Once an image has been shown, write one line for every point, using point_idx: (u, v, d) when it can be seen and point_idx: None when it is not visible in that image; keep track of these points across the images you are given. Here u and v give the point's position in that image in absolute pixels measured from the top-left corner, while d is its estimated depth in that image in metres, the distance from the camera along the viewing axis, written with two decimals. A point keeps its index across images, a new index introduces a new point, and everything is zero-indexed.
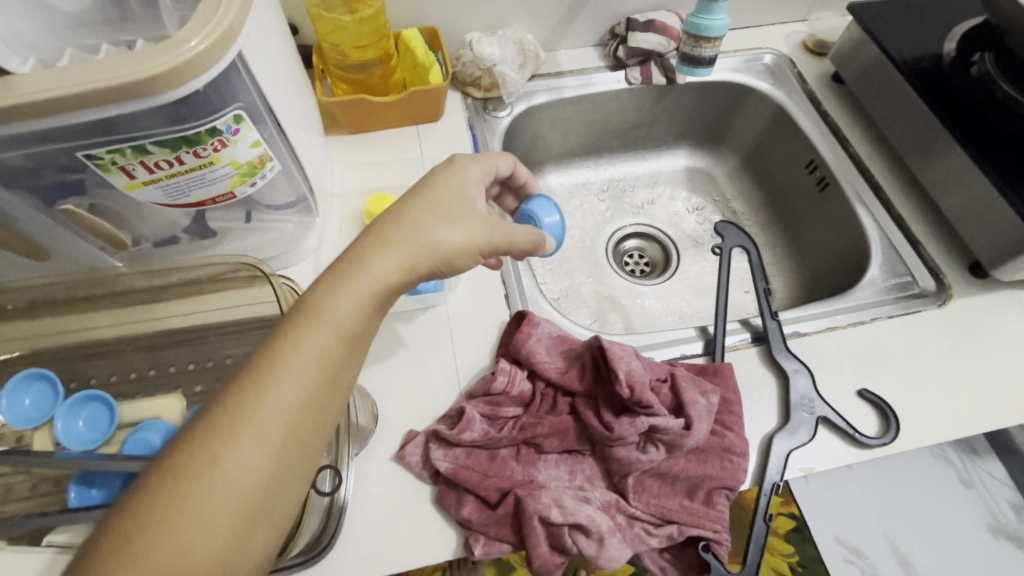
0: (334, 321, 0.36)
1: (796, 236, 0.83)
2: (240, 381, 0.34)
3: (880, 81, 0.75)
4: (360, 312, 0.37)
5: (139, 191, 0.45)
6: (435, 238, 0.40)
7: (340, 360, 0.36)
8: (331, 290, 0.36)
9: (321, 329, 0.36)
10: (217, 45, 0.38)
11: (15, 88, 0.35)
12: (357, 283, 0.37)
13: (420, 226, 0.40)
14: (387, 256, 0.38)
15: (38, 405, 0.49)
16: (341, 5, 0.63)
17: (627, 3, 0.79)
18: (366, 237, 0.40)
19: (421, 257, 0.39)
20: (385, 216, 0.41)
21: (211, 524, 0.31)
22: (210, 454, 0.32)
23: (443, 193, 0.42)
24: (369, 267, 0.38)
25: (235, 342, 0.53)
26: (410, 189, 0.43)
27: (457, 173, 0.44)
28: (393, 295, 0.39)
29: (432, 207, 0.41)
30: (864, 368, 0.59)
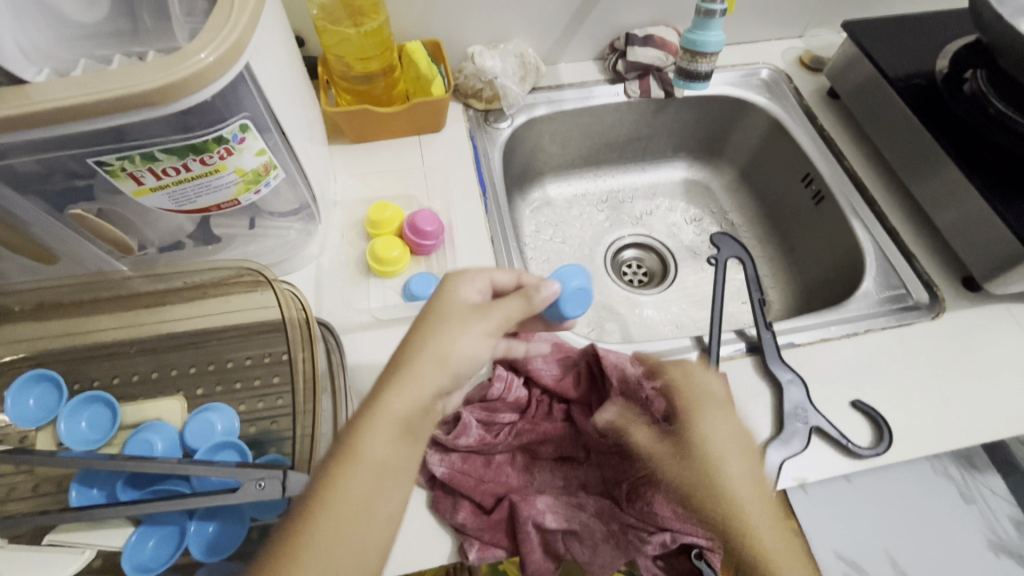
0: (370, 459, 0.37)
1: (792, 248, 0.84)
2: (284, 534, 0.35)
3: (874, 97, 0.76)
4: (391, 445, 0.38)
5: (146, 197, 0.46)
6: (449, 358, 0.40)
7: (386, 490, 0.37)
8: (357, 432, 0.38)
9: (356, 472, 0.37)
10: (226, 57, 0.39)
11: (30, 97, 0.36)
12: (381, 421, 0.38)
13: (435, 351, 0.40)
14: (408, 388, 0.39)
15: (43, 406, 0.50)
16: (346, 18, 0.64)
17: (627, 18, 0.81)
18: (384, 374, 0.40)
19: (441, 383, 0.40)
20: (403, 345, 0.41)
21: None
22: None
23: (448, 311, 0.42)
24: (391, 401, 0.38)
25: (238, 345, 0.54)
26: (421, 311, 0.43)
27: (456, 287, 0.44)
28: (422, 421, 0.39)
29: (443, 327, 0.41)
30: (858, 378, 0.60)
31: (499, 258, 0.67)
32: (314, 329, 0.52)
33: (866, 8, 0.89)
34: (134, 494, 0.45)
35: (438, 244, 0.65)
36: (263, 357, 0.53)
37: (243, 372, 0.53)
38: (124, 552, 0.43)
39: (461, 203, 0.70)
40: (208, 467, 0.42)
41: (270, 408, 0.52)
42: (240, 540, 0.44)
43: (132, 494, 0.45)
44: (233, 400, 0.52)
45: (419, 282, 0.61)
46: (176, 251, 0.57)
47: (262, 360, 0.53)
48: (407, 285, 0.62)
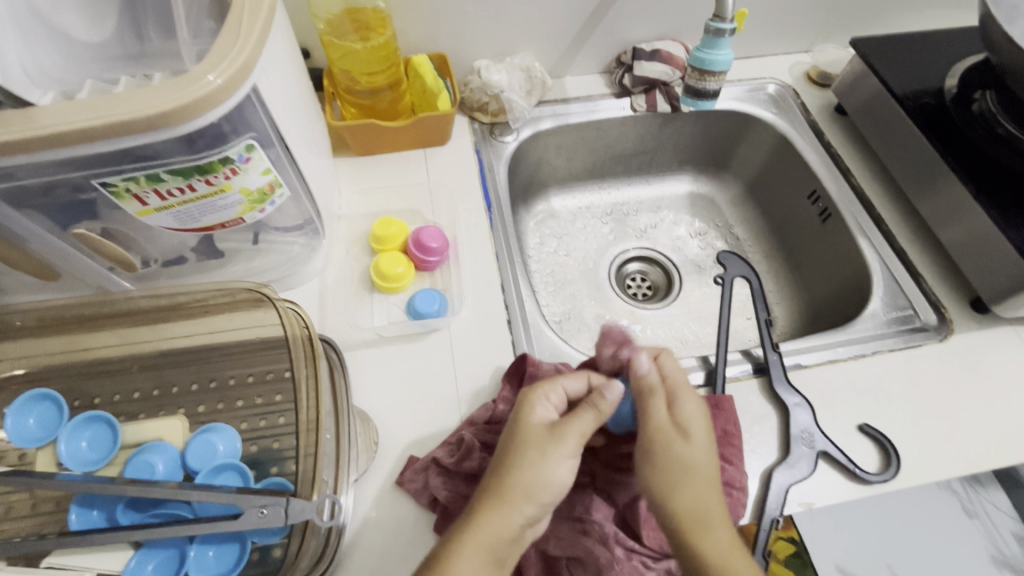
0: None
1: (798, 265, 0.84)
2: None
3: (881, 114, 0.76)
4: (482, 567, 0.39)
5: (151, 216, 0.46)
6: (536, 486, 0.42)
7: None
8: (450, 557, 0.39)
9: None
10: (233, 80, 0.39)
11: (37, 121, 0.36)
12: (472, 546, 0.39)
13: (530, 479, 0.42)
14: (504, 513, 0.41)
15: (43, 425, 0.49)
16: (353, 33, 0.64)
17: (634, 32, 0.81)
18: (474, 501, 0.42)
19: (531, 510, 0.42)
20: (495, 468, 0.43)
21: None
22: None
23: (531, 435, 0.44)
24: (483, 528, 0.40)
25: (241, 363, 0.53)
26: (504, 434, 0.45)
27: (536, 408, 0.46)
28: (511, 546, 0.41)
29: (534, 455, 0.43)
30: (864, 400, 0.59)
31: (504, 274, 0.66)
32: (317, 347, 0.50)
33: (874, 24, 0.89)
34: (134, 517, 0.44)
35: (443, 260, 0.65)
36: (266, 375, 0.53)
37: (246, 390, 0.53)
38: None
39: (466, 218, 0.70)
40: (209, 492, 0.41)
41: (272, 428, 0.51)
42: (240, 566, 0.44)
43: (133, 517, 0.44)
44: (235, 419, 0.52)
45: (423, 300, 0.60)
46: (179, 267, 0.57)
47: (264, 378, 0.53)
48: (411, 301, 0.61)
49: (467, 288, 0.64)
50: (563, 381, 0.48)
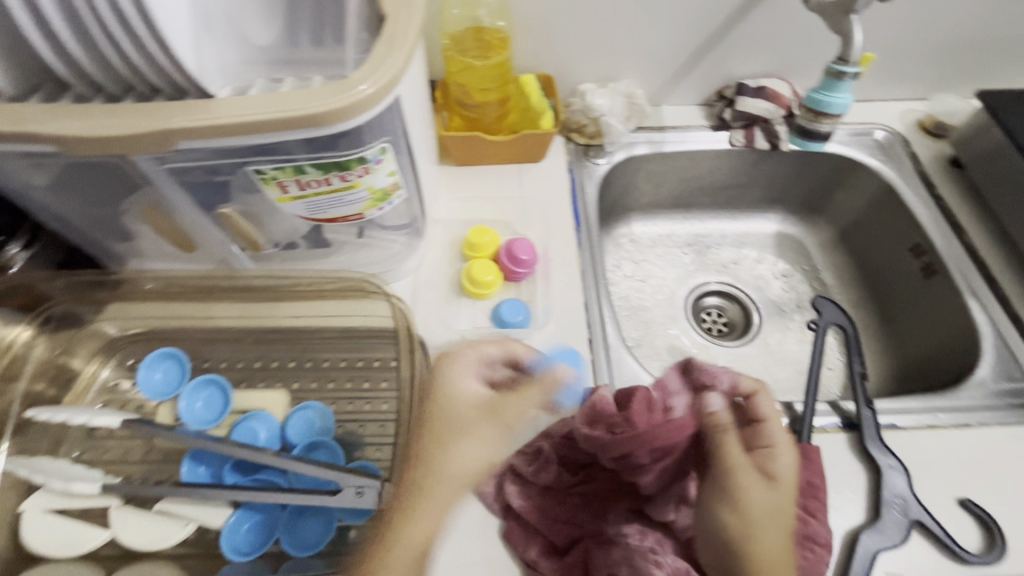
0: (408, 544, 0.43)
1: (891, 319, 0.79)
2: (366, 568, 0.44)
3: (1004, 171, 0.72)
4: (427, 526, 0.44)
5: (287, 204, 0.50)
6: (453, 460, 0.46)
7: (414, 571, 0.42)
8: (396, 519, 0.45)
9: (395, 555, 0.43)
10: (384, 87, 0.42)
11: (216, 112, 0.41)
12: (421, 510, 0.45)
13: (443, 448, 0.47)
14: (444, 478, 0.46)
15: (167, 380, 0.55)
16: (476, 50, 0.68)
17: (741, 68, 0.81)
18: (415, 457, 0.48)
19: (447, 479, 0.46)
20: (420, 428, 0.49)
21: None
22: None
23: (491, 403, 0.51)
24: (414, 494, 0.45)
25: (339, 346, 0.57)
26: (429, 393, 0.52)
27: (457, 371, 0.52)
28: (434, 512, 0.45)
29: (442, 427, 0.48)
30: (966, 473, 0.55)
31: (588, 293, 0.67)
32: (416, 341, 0.53)
33: (1000, 77, 0.84)
34: (238, 478, 0.48)
35: (530, 273, 0.67)
36: (363, 362, 0.56)
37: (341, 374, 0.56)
38: (223, 532, 0.46)
39: (556, 235, 0.71)
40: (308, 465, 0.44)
41: (363, 413, 0.54)
42: (326, 541, 0.46)
43: (237, 477, 0.48)
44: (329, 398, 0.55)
45: (508, 309, 0.62)
46: (291, 251, 0.61)
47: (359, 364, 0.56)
48: (497, 309, 0.63)
49: (552, 303, 0.66)
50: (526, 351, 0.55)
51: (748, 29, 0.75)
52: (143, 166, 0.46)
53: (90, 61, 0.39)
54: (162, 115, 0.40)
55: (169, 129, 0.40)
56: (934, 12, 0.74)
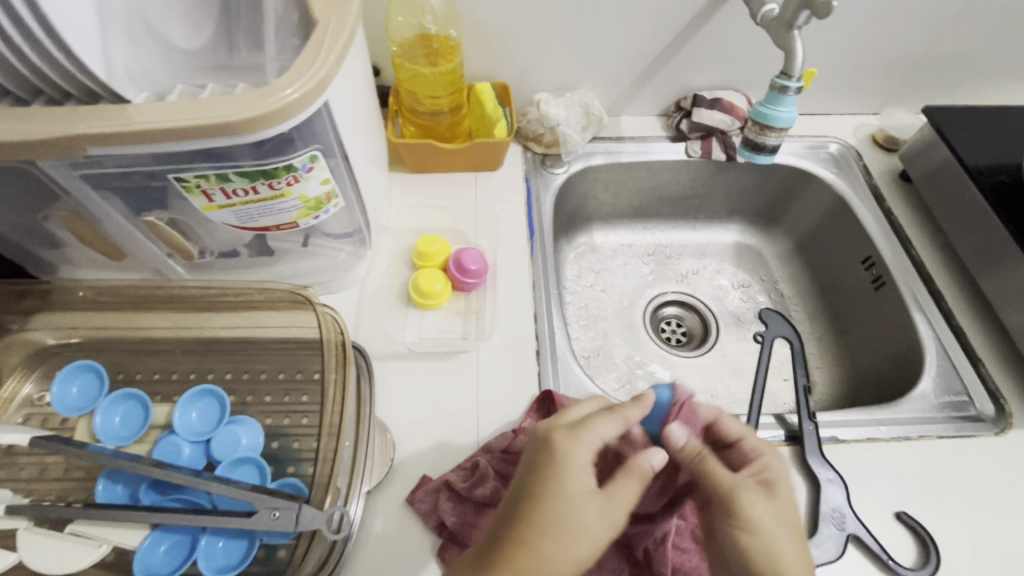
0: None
1: (844, 331, 0.80)
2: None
3: (948, 186, 0.73)
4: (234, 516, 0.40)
5: (215, 212, 0.48)
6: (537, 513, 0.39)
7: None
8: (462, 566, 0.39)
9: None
10: (309, 95, 0.41)
11: (129, 117, 0.39)
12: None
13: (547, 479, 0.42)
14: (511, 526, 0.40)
15: (85, 395, 0.53)
16: (423, 58, 0.67)
17: (697, 80, 0.81)
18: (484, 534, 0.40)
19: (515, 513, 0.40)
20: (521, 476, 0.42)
21: None
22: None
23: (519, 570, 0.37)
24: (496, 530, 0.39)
25: (273, 356, 0.56)
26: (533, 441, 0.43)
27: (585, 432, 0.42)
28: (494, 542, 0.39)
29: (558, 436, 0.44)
30: (905, 486, 0.56)
31: (537, 303, 0.66)
32: (349, 355, 0.50)
33: (948, 93, 0.86)
34: (155, 497, 0.47)
35: (481, 283, 0.66)
36: (298, 372, 0.55)
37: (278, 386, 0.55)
38: (136, 555, 0.44)
39: (509, 244, 0.71)
40: (226, 486, 0.42)
41: (297, 426, 0.52)
42: (246, 560, 0.45)
43: (154, 497, 0.47)
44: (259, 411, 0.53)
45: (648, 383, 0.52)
46: (231, 260, 0.59)
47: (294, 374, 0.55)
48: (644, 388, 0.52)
49: (501, 313, 0.65)
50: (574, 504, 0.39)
51: (701, 42, 0.76)
52: (57, 173, 0.44)
53: None
54: (70, 121, 0.39)
55: (76, 135, 0.38)
56: (881, 28, 0.76)
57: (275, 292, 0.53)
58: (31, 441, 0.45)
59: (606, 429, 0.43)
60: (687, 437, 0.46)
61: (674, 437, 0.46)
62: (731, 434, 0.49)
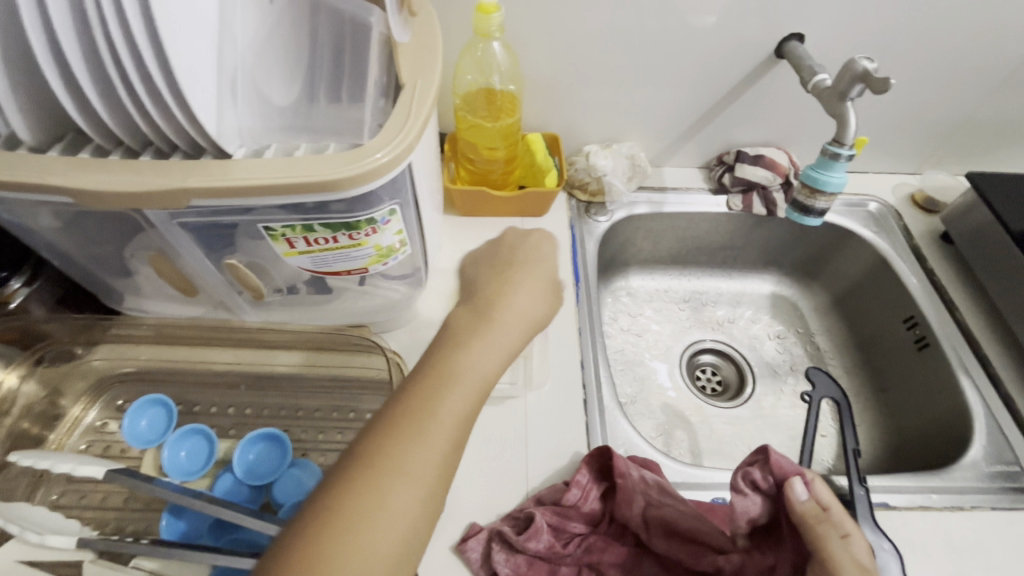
0: (441, 429, 0.39)
1: (885, 390, 0.80)
2: (372, 444, 0.37)
3: (992, 249, 0.74)
4: (420, 498, 0.36)
5: (293, 258, 0.50)
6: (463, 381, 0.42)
7: (422, 480, 0.37)
8: (447, 398, 0.41)
9: (419, 448, 0.38)
10: (398, 157, 0.43)
11: (232, 174, 0.41)
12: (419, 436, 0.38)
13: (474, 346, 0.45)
14: (454, 399, 0.41)
15: (154, 428, 0.55)
16: (484, 111, 0.70)
17: (740, 136, 0.84)
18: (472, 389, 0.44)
19: (455, 402, 0.41)
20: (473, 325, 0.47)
21: (399, 508, 0.35)
22: (369, 507, 0.35)
23: (413, 420, 0.39)
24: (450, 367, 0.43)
25: (485, 344, 0.45)
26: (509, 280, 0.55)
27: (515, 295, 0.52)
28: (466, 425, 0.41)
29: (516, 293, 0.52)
30: (959, 559, 0.55)
31: (584, 350, 0.67)
32: None
33: (987, 157, 0.87)
34: (215, 539, 0.47)
35: None
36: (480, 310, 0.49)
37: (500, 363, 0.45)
38: None
39: None
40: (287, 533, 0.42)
41: None
42: None
43: (216, 538, 0.47)
44: (475, 376, 0.43)
45: (281, 488, 0.50)
46: (293, 296, 0.59)
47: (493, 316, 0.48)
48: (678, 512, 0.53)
49: (551, 360, 0.66)
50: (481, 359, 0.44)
51: (748, 102, 0.79)
52: (154, 218, 0.46)
53: (113, 119, 0.40)
54: (180, 175, 0.41)
55: (186, 187, 0.41)
56: (922, 95, 0.78)
57: (543, 261, 0.58)
58: (109, 474, 0.45)
59: (550, 493, 0.54)
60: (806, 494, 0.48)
61: (796, 492, 0.48)
62: (822, 496, 0.49)
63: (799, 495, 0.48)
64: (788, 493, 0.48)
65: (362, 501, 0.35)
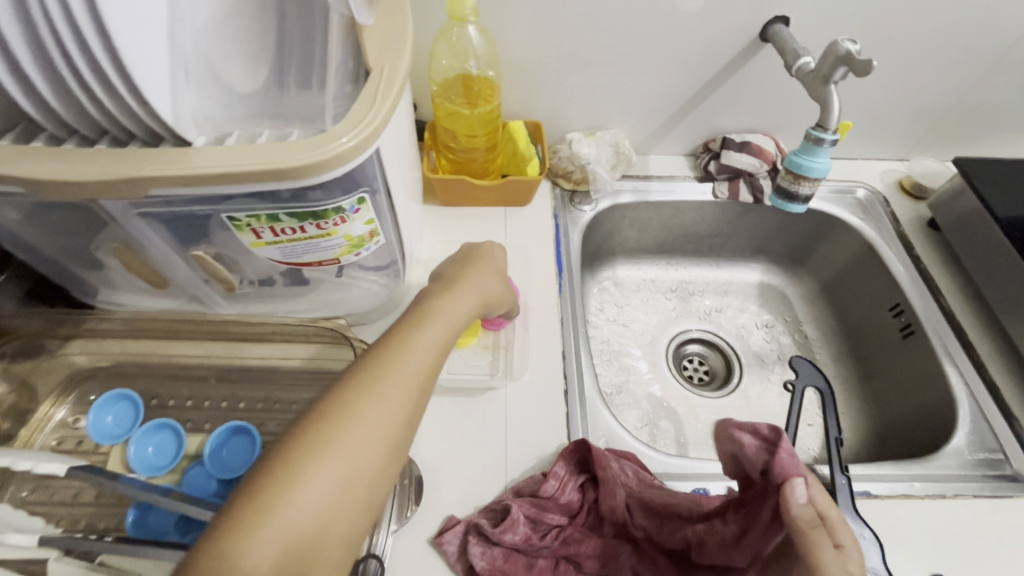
0: (376, 416, 0.36)
1: (870, 377, 0.79)
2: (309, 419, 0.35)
3: (979, 236, 0.73)
4: (348, 480, 0.34)
5: (261, 248, 0.49)
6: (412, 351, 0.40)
7: (365, 458, 0.35)
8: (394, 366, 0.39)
9: (357, 421, 0.35)
10: (363, 142, 0.42)
11: (192, 161, 0.40)
12: (357, 415, 0.36)
13: (434, 311, 0.45)
14: (409, 361, 0.40)
15: (119, 423, 0.54)
16: (462, 98, 0.68)
17: (726, 123, 0.82)
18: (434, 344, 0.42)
19: (407, 372, 0.39)
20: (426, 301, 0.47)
21: (327, 488, 0.33)
22: (292, 486, 0.32)
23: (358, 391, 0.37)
24: (396, 343, 0.41)
25: (443, 311, 0.45)
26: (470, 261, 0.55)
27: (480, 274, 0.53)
28: (416, 401, 0.39)
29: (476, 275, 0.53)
30: (941, 549, 0.54)
31: (566, 341, 0.66)
32: None
33: (977, 143, 0.86)
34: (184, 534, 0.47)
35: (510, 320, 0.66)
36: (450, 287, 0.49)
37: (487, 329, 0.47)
38: None
39: (537, 280, 0.71)
40: None
41: None
42: None
43: (184, 533, 0.47)
44: (419, 353, 0.41)
45: None
46: (269, 287, 0.58)
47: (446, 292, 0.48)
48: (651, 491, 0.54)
49: (532, 351, 0.65)
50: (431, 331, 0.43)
51: (733, 87, 0.77)
52: (115, 208, 0.45)
53: (63, 105, 0.39)
54: (136, 163, 0.40)
55: (142, 176, 0.39)
56: (910, 79, 0.77)
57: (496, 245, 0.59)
58: (70, 471, 0.46)
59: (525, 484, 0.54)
60: (807, 497, 0.38)
61: (793, 493, 0.37)
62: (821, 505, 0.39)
63: (798, 499, 0.37)
64: (784, 496, 0.38)
65: (288, 479, 0.32)
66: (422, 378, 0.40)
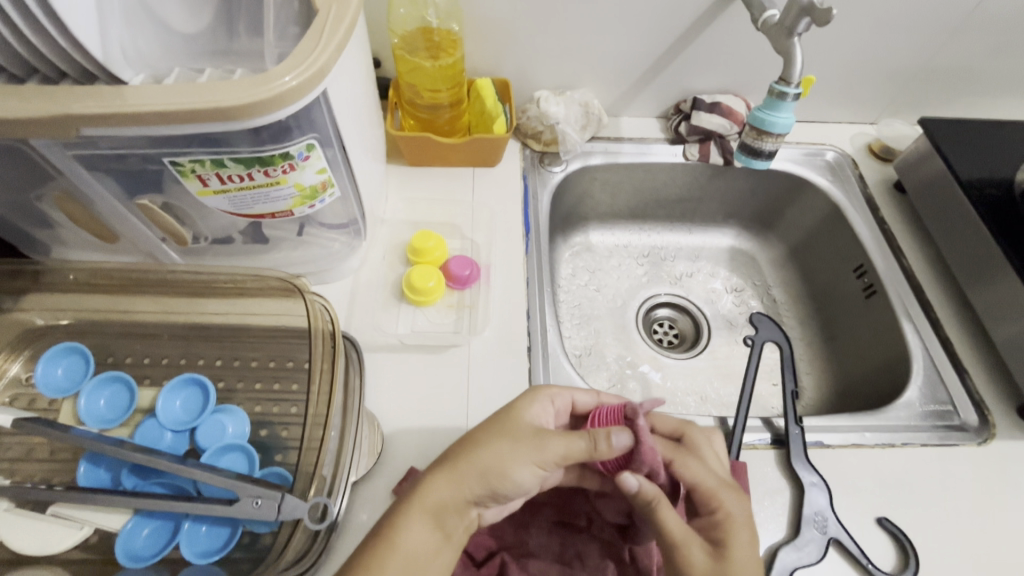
0: (410, 543, 0.43)
1: (833, 337, 0.81)
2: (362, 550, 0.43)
3: (941, 197, 0.74)
4: None
5: (209, 198, 0.48)
6: (462, 474, 0.45)
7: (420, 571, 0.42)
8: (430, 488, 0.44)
9: (396, 555, 0.42)
10: (307, 83, 0.41)
11: (126, 99, 0.39)
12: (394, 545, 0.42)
13: (499, 455, 0.45)
14: (442, 486, 0.44)
15: (70, 376, 0.53)
16: (424, 51, 0.67)
17: (696, 83, 0.82)
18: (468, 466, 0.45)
19: (440, 489, 0.44)
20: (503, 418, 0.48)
21: None
22: None
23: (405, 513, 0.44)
24: (429, 481, 0.45)
25: (484, 454, 0.45)
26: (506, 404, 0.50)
27: (533, 406, 0.50)
28: (446, 519, 0.44)
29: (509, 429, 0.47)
30: (887, 495, 0.56)
31: (531, 301, 0.67)
32: (338, 343, 0.50)
33: (946, 105, 0.86)
34: (137, 481, 0.47)
35: (475, 281, 0.66)
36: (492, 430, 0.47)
37: (533, 407, 0.50)
38: (120, 536, 0.44)
39: (503, 240, 0.71)
40: (211, 474, 0.42)
41: (289, 414, 0.53)
42: (229, 547, 0.45)
43: (136, 481, 0.47)
44: (447, 489, 0.44)
45: (206, 433, 0.50)
46: (226, 246, 0.59)
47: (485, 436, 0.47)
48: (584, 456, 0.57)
49: (496, 310, 0.65)
50: (498, 453, 0.45)
51: (702, 46, 0.76)
52: (51, 152, 0.44)
53: None
54: (65, 101, 0.38)
55: (73, 114, 0.38)
56: (879, 40, 0.76)
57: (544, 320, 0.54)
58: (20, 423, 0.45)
59: None
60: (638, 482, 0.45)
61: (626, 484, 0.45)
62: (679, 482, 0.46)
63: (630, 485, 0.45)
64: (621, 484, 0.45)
65: None
66: (448, 499, 0.44)
